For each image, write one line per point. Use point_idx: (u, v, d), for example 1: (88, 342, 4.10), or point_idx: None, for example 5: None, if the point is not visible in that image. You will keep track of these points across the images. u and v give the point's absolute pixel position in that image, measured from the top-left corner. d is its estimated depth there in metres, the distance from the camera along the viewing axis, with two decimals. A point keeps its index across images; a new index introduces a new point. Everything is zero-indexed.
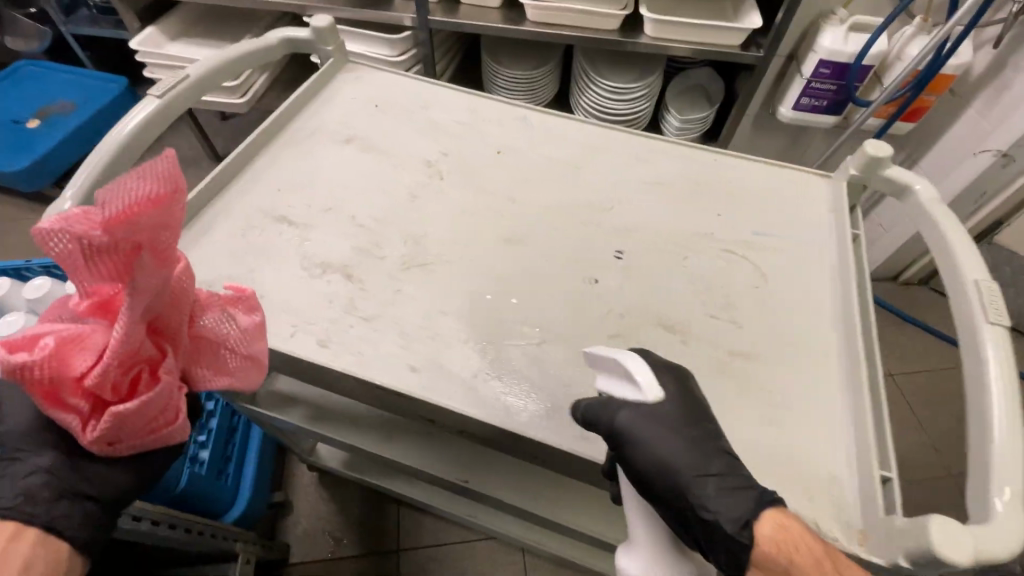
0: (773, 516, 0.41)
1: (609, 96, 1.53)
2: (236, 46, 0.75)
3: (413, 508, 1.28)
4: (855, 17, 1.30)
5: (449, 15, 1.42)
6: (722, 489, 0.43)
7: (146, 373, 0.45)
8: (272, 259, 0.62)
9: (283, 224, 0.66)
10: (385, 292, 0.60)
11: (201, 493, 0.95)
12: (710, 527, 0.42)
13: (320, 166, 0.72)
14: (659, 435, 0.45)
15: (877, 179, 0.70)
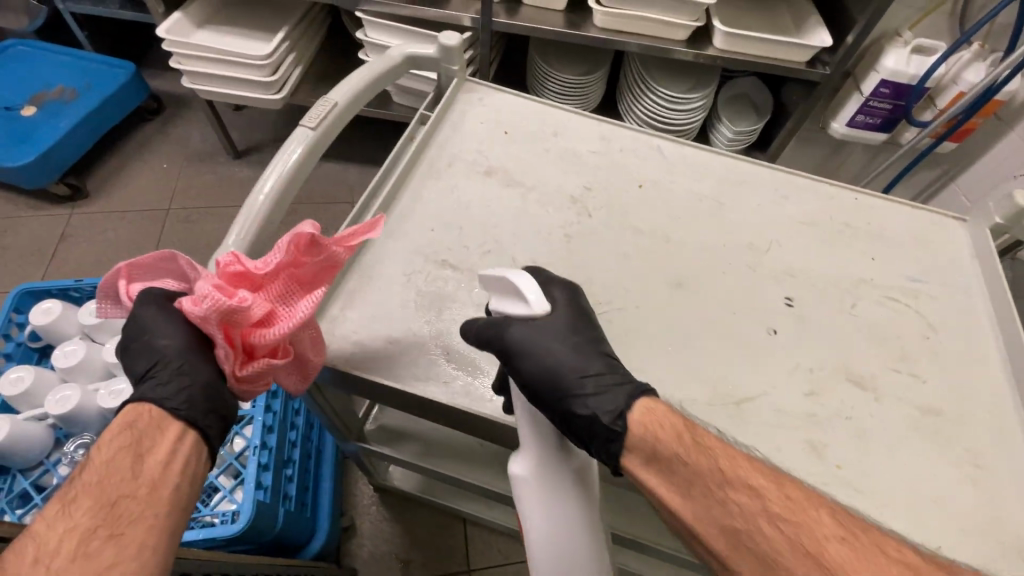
0: (642, 403, 0.47)
1: (665, 105, 1.50)
2: (371, 66, 0.69)
3: (481, 526, 1.26)
4: (918, 40, 1.32)
5: (512, 16, 1.36)
6: (598, 386, 0.49)
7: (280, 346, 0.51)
8: (449, 308, 0.59)
9: (448, 270, 0.62)
10: None
11: (293, 531, 0.90)
12: (588, 425, 0.47)
13: (468, 202, 0.69)
14: (552, 342, 0.50)
15: (1021, 227, 0.71)
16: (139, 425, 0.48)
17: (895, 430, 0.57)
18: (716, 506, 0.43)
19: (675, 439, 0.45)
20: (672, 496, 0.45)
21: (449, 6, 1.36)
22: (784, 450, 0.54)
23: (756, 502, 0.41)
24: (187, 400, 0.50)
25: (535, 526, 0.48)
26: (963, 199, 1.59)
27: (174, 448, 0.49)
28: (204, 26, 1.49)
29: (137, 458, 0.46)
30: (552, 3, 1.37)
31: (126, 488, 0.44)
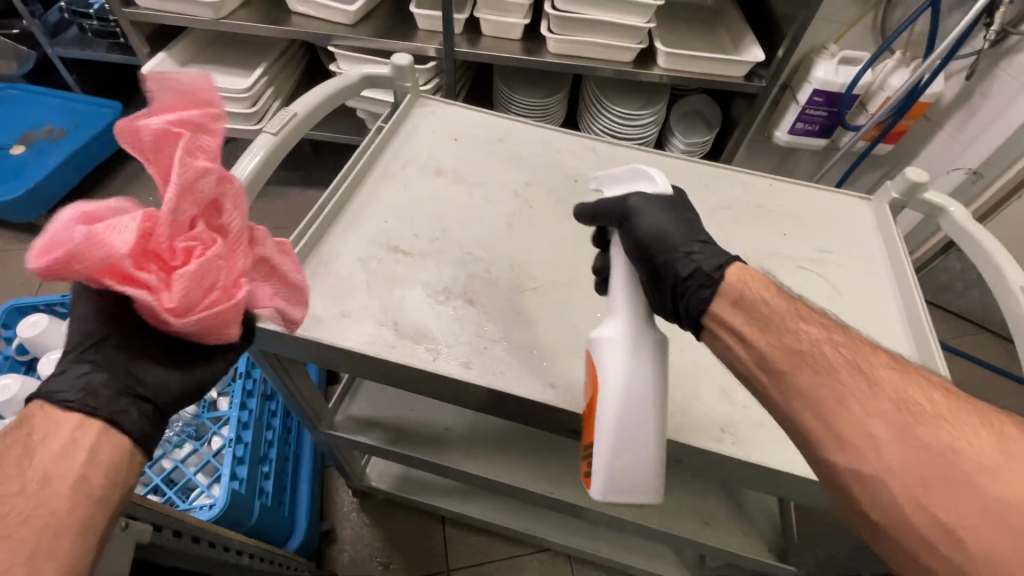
0: (738, 264, 0.52)
1: (619, 121, 1.62)
2: (329, 83, 0.78)
3: (461, 526, 1.29)
4: (843, 52, 1.44)
5: (472, 46, 1.48)
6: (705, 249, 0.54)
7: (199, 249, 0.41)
8: (398, 286, 0.66)
9: (398, 253, 0.69)
10: (508, 313, 0.65)
11: (270, 524, 0.94)
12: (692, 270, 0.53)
13: (418, 197, 0.76)
14: (656, 214, 0.56)
15: (915, 200, 0.79)
16: (40, 414, 0.40)
17: None
18: (787, 336, 0.46)
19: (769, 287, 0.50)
20: (751, 329, 0.48)
21: (415, 38, 1.47)
22: (699, 396, 0.61)
23: (821, 333, 0.45)
24: (84, 388, 0.41)
25: (603, 377, 0.52)
26: None
27: (79, 436, 0.40)
28: (188, 65, 1.59)
29: (25, 458, 0.38)
30: (509, 34, 1.49)
31: (16, 494, 0.37)
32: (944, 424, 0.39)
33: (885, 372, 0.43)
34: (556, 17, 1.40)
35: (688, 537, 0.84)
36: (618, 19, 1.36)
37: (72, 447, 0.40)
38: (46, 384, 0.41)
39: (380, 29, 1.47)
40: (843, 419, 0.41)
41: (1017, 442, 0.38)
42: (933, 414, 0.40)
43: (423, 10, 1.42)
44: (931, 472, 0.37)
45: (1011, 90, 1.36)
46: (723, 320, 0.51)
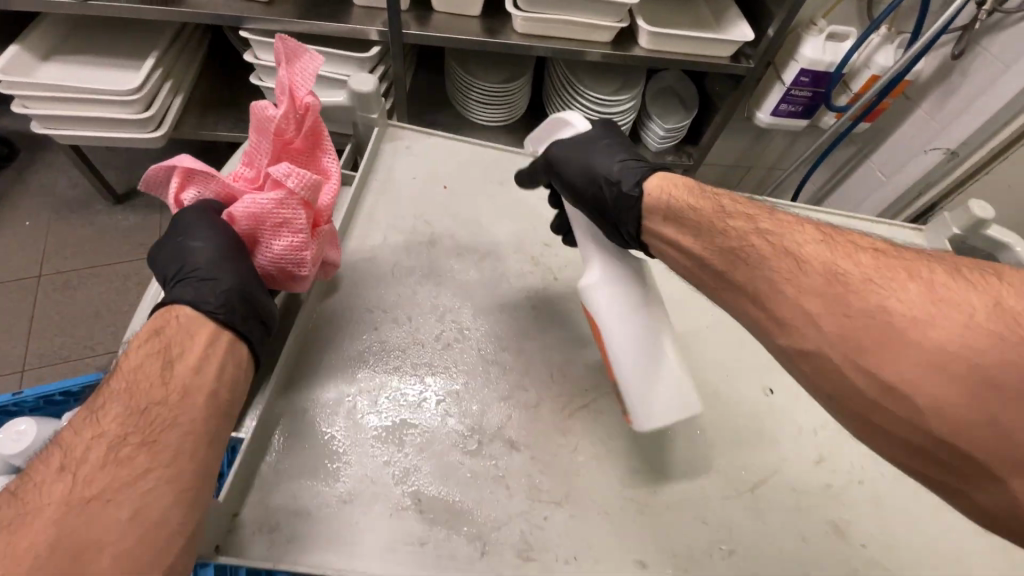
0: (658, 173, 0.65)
1: (595, 109, 1.45)
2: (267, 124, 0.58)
3: None
4: (832, 27, 1.33)
5: (423, 26, 1.23)
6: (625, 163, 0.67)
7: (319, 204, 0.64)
8: (417, 452, 0.62)
9: (425, 405, 0.65)
10: (557, 473, 0.63)
11: None
12: (619, 199, 0.65)
13: (435, 323, 0.71)
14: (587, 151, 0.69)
15: (977, 237, 0.71)
16: (177, 319, 0.56)
17: None
18: (721, 234, 0.57)
19: (686, 192, 0.62)
20: (686, 239, 0.60)
21: (350, 19, 1.19)
22: (760, 527, 0.63)
23: (746, 227, 0.56)
24: (223, 303, 0.58)
25: (610, 333, 0.62)
26: (877, 174, 1.67)
27: (207, 348, 0.56)
28: (50, 57, 1.23)
29: (166, 363, 0.53)
30: (467, 9, 1.25)
31: (157, 395, 0.52)
32: (874, 286, 0.44)
33: (810, 246, 0.50)
34: None
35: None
36: None
37: (202, 361, 0.55)
38: (183, 297, 0.58)
39: (305, 8, 1.18)
40: (788, 307, 0.49)
41: (993, 281, 0.43)
42: (861, 277, 0.46)
43: None
44: (865, 334, 0.43)
45: (994, 68, 1.31)
46: (659, 231, 0.63)
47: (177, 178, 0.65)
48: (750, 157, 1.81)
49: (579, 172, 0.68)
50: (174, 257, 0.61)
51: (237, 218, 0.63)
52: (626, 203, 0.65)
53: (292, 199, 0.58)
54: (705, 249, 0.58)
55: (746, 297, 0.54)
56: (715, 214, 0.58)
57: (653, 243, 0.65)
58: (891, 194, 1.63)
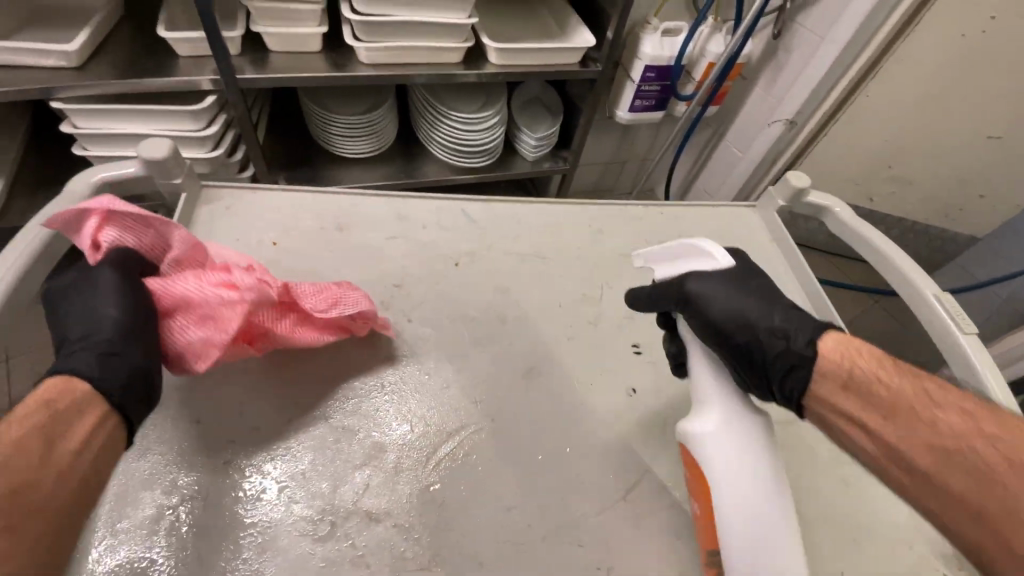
0: (832, 332, 0.62)
1: (462, 128, 1.45)
2: None
3: None
4: (665, 24, 1.42)
5: (262, 69, 1.16)
6: (784, 315, 0.64)
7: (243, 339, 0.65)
8: (256, 556, 0.57)
9: (268, 493, 0.61)
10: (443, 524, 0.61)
11: None
12: (786, 352, 0.61)
13: (276, 402, 0.68)
14: (720, 293, 0.67)
15: (799, 204, 0.77)
16: (68, 398, 0.52)
17: None
18: (921, 426, 0.53)
19: (881, 368, 0.58)
20: (872, 419, 0.56)
21: (175, 70, 1.10)
22: (655, 525, 0.65)
23: (944, 413, 0.53)
24: (124, 381, 0.56)
25: (719, 490, 0.59)
26: (733, 150, 1.80)
27: (90, 436, 0.53)
28: None
29: (51, 447, 0.49)
30: (307, 46, 1.20)
31: (35, 477, 0.48)
32: None
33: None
34: (361, 23, 1.15)
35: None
36: (436, 18, 1.16)
37: (85, 448, 0.52)
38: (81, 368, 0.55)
39: (119, 65, 1.07)
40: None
41: None
42: None
43: (177, 31, 1.06)
44: None
45: (809, 44, 1.46)
46: (829, 404, 0.59)
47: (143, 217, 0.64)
48: (622, 151, 1.90)
49: (728, 306, 0.66)
50: (81, 318, 0.59)
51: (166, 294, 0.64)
52: (788, 357, 0.61)
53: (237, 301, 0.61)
54: (905, 442, 0.54)
55: (963, 508, 0.50)
56: (916, 398, 0.55)
57: (813, 412, 0.62)
58: (749, 166, 1.76)
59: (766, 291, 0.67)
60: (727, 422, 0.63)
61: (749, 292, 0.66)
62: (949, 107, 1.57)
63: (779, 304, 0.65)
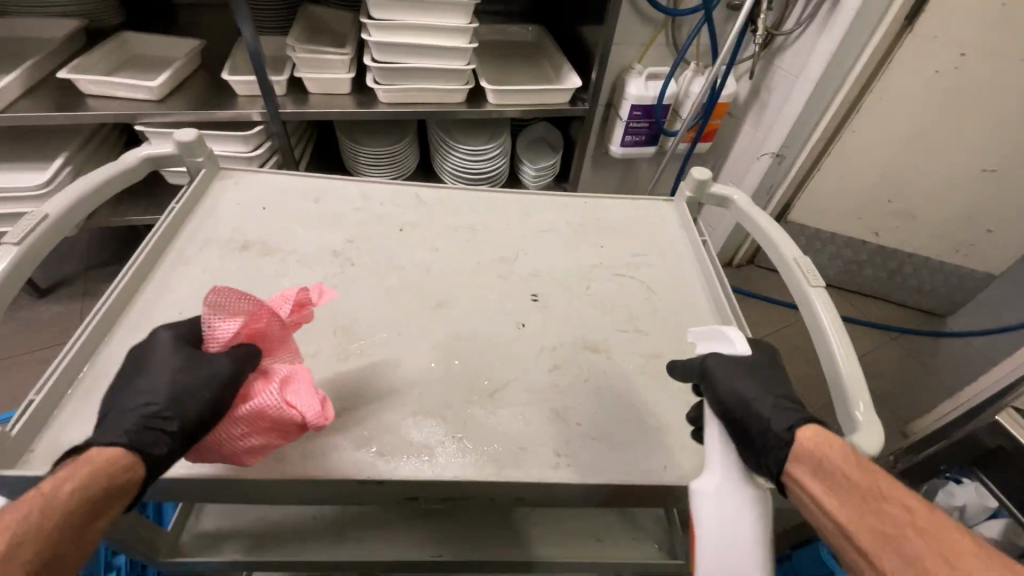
0: (811, 425, 0.51)
1: (468, 158, 1.66)
2: (89, 177, 0.72)
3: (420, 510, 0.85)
4: (648, 69, 1.60)
5: (300, 106, 1.44)
6: (774, 407, 0.52)
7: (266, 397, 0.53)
8: None
9: None
10: None
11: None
12: (764, 435, 0.51)
13: None
14: (744, 378, 0.55)
15: (707, 196, 0.88)
16: (115, 475, 0.46)
17: (626, 382, 0.65)
18: (874, 512, 0.45)
19: (855, 463, 0.47)
20: (833, 503, 0.46)
21: (235, 105, 1.40)
22: None
23: (907, 514, 0.44)
24: None
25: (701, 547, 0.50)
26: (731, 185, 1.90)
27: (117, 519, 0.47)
28: None
29: (88, 521, 0.44)
30: (338, 88, 1.48)
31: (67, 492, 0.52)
32: None
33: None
34: (379, 68, 1.42)
35: (581, 561, 0.82)
36: (439, 64, 1.40)
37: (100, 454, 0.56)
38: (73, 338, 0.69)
39: (194, 101, 1.39)
40: None
41: None
42: None
43: (238, 75, 1.37)
44: None
45: (786, 83, 1.58)
46: (803, 488, 0.49)
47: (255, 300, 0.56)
48: (625, 186, 2.04)
49: (733, 383, 0.55)
50: None
51: (257, 385, 0.55)
52: (767, 445, 0.51)
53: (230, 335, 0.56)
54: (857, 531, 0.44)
55: None
56: (880, 483, 0.46)
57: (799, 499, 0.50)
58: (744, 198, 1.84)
59: (778, 381, 0.56)
60: (729, 484, 0.52)
61: (763, 383, 0.55)
62: (940, 139, 1.61)
63: (775, 387, 0.55)
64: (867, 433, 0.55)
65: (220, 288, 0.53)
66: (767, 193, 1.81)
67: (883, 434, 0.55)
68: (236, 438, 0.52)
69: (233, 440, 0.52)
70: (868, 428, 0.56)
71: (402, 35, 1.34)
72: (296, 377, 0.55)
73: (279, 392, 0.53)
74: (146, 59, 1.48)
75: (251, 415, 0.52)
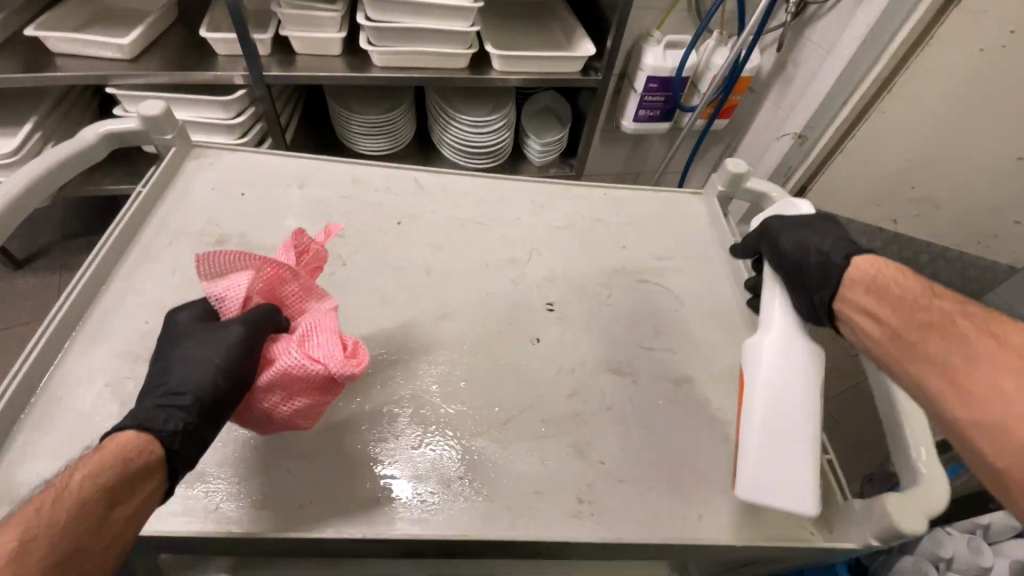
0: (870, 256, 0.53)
1: (469, 130, 1.54)
2: (37, 158, 0.62)
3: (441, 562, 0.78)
4: (668, 37, 1.47)
5: (287, 68, 1.30)
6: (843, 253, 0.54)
7: (289, 350, 0.48)
8: None
9: None
10: None
11: None
12: (820, 267, 0.53)
13: None
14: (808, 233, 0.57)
15: (740, 190, 0.79)
16: (127, 460, 0.40)
17: (654, 411, 0.58)
18: (925, 313, 0.46)
19: (912, 278, 0.49)
20: (883, 313, 0.48)
21: (215, 66, 1.26)
22: None
23: (960, 311, 0.45)
24: None
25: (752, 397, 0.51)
26: (747, 165, 1.80)
27: (145, 506, 0.41)
28: None
29: (107, 508, 0.39)
30: (328, 49, 1.34)
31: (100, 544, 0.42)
32: None
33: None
34: (373, 29, 1.28)
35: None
36: (441, 26, 1.27)
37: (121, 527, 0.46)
38: None
39: (168, 60, 1.25)
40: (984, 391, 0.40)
41: None
42: None
43: (217, 33, 1.23)
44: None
45: (816, 58, 1.45)
46: (854, 303, 0.51)
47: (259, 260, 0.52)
48: (634, 162, 1.93)
49: (796, 238, 0.57)
50: None
51: (279, 343, 0.50)
52: (826, 278, 0.53)
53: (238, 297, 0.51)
54: (900, 324, 0.47)
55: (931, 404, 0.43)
56: (929, 294, 0.48)
57: (848, 325, 0.53)
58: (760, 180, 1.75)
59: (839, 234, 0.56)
60: (785, 338, 0.53)
61: (830, 239, 0.55)
62: None
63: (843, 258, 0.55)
64: (931, 484, 0.49)
65: (204, 254, 0.49)
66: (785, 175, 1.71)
67: (949, 485, 0.49)
68: (276, 400, 0.48)
69: (273, 404, 0.48)
70: (931, 477, 0.49)
71: None
72: (315, 329, 0.50)
73: (299, 349, 0.48)
74: (114, 9, 1.32)
75: (280, 372, 0.47)
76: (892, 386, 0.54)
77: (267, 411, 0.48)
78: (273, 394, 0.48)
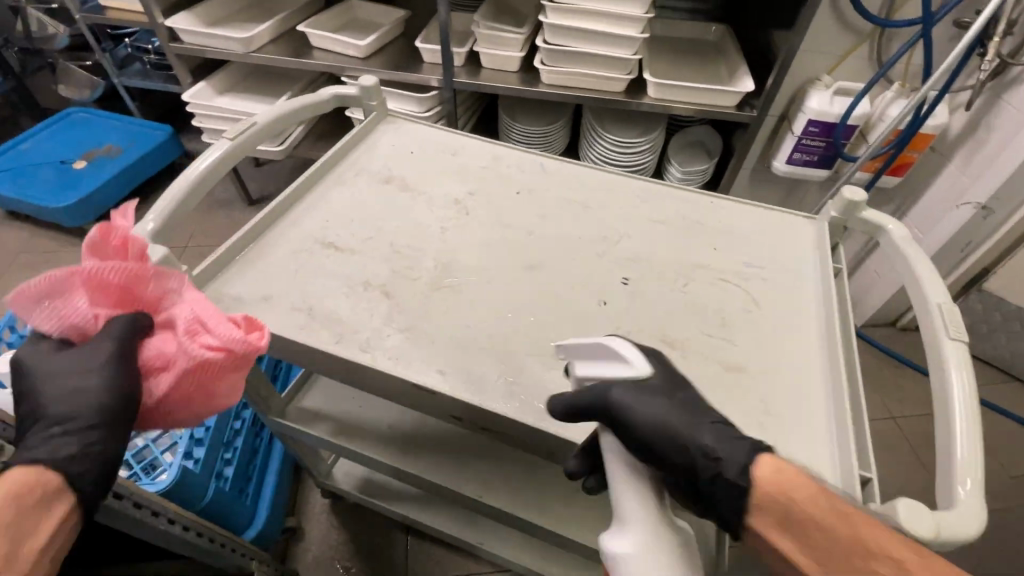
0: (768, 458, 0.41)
1: (614, 149, 1.66)
2: (292, 101, 0.89)
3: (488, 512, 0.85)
4: (838, 83, 1.44)
5: (472, 77, 1.57)
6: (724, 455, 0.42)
7: (183, 338, 0.51)
8: None
9: None
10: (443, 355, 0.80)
11: (211, 492, 0.97)
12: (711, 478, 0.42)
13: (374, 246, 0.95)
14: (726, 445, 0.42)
15: (854, 220, 0.78)
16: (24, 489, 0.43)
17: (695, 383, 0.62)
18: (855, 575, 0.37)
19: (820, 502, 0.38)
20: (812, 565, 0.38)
21: (418, 69, 1.58)
22: None
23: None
24: None
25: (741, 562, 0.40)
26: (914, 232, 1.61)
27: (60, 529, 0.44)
28: (225, 93, 1.73)
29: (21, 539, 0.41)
30: (507, 65, 1.58)
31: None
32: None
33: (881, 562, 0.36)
34: (547, 50, 1.48)
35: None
36: (604, 52, 1.42)
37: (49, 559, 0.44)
38: None
39: (387, 63, 1.60)
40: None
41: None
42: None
43: (427, 44, 1.54)
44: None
45: (1019, 123, 1.28)
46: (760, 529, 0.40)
47: (72, 273, 0.50)
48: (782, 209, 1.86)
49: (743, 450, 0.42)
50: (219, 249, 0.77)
51: (162, 343, 0.53)
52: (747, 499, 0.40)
53: (87, 317, 0.52)
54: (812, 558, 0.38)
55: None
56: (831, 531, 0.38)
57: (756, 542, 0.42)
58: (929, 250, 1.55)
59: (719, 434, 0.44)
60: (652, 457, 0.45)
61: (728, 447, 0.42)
62: None
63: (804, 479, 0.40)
64: (974, 517, 0.46)
65: (13, 297, 0.48)
66: (962, 249, 1.50)
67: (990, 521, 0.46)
68: (185, 390, 0.52)
69: (184, 391, 0.53)
70: (974, 508, 0.46)
71: (576, 19, 1.38)
72: (199, 319, 0.52)
73: (187, 343, 0.51)
74: (363, 22, 1.73)
75: (181, 364, 0.51)
76: (954, 420, 0.52)
77: (181, 397, 0.53)
78: (180, 385, 0.52)
